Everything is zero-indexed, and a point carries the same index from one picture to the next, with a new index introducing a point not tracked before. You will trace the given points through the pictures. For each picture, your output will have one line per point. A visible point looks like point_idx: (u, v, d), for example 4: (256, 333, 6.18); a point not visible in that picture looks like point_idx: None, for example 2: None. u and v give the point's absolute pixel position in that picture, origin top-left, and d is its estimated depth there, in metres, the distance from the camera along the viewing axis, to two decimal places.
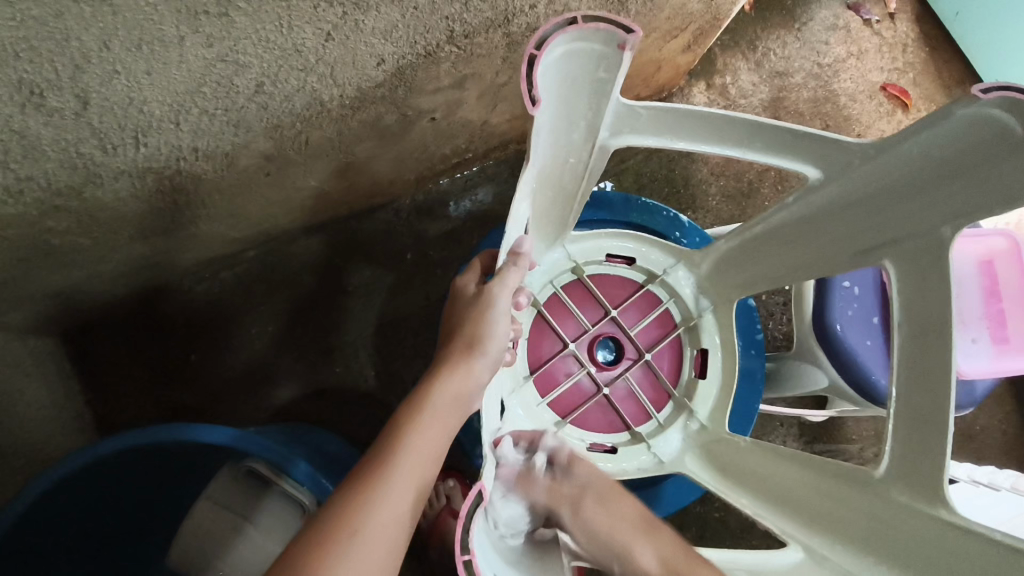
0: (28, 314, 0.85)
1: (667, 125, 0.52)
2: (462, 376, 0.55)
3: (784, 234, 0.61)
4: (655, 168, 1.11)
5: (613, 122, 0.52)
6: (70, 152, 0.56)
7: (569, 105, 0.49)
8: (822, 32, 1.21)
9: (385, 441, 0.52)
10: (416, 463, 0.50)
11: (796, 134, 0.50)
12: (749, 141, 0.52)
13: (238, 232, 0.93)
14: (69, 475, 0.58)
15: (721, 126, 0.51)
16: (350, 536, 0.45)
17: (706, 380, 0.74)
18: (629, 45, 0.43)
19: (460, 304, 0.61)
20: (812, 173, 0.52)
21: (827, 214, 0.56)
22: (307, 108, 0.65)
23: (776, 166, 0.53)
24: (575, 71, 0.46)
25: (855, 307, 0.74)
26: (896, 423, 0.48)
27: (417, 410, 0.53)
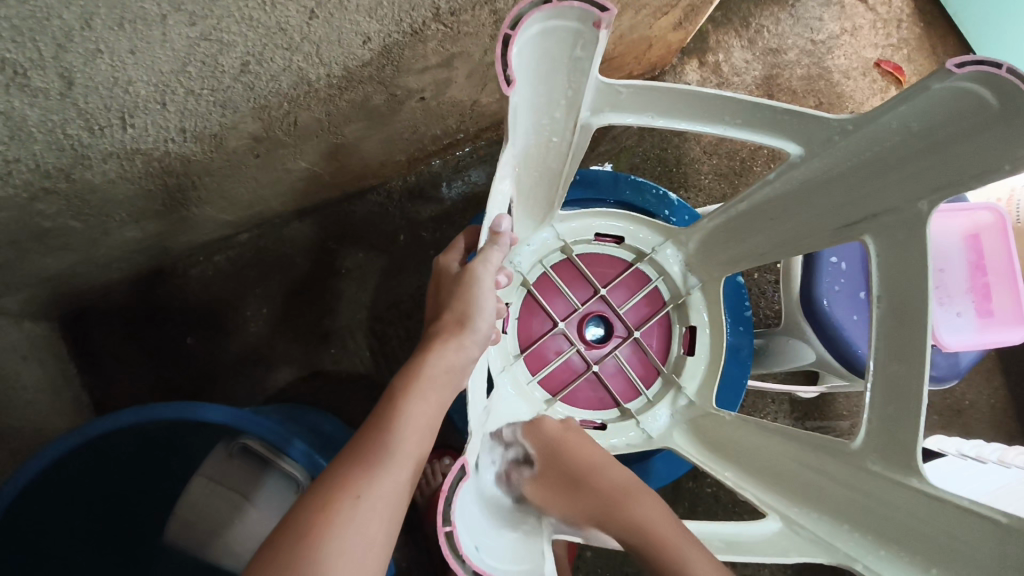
0: (23, 298, 0.86)
1: (647, 102, 0.52)
2: (454, 348, 0.56)
3: (769, 210, 0.62)
4: (647, 148, 1.11)
5: (593, 101, 0.51)
6: (57, 133, 0.56)
7: (548, 84, 0.49)
8: (816, 8, 1.20)
9: (381, 410, 0.53)
10: (413, 432, 0.51)
11: (779, 111, 0.50)
12: (731, 116, 0.52)
13: (231, 215, 0.93)
14: (59, 456, 0.59)
15: (702, 101, 0.51)
16: (353, 499, 0.46)
17: (694, 357, 0.75)
18: (604, 23, 0.42)
19: (449, 279, 0.61)
20: (794, 149, 0.53)
21: (810, 190, 0.56)
22: (293, 87, 0.65)
23: (758, 143, 0.53)
24: (552, 49, 0.45)
25: (842, 282, 0.74)
26: (873, 396, 0.49)
27: (410, 380, 0.54)
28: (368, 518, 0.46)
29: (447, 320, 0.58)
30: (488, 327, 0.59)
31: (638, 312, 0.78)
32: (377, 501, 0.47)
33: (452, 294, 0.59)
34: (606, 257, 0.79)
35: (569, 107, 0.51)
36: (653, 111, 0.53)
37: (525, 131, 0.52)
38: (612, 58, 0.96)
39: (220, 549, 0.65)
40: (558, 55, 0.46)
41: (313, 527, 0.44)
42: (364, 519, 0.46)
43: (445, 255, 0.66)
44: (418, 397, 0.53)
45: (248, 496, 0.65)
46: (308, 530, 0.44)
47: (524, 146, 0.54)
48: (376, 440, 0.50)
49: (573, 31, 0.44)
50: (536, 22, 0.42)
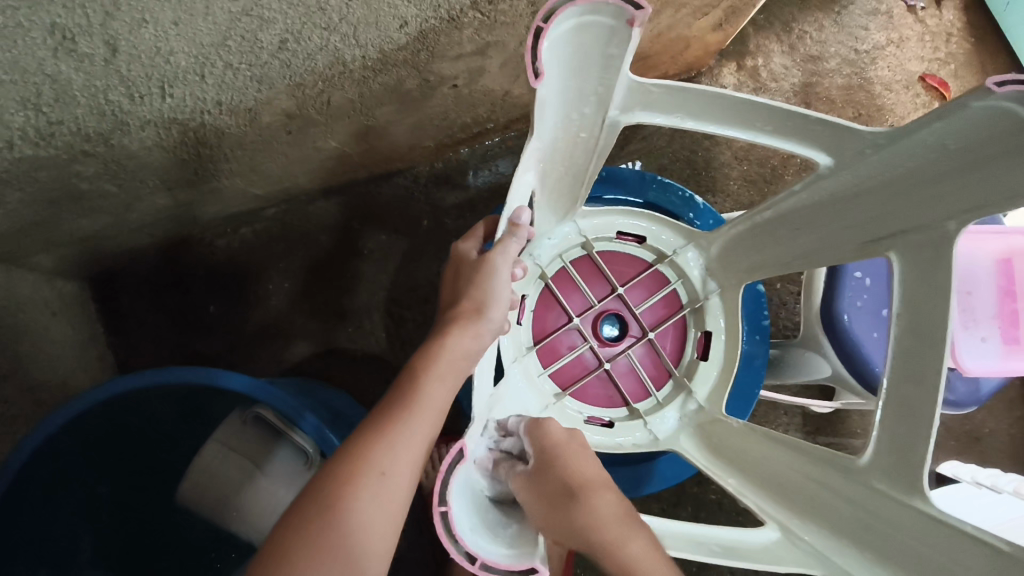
0: (57, 256, 0.89)
1: (676, 104, 0.52)
2: (469, 334, 0.57)
3: (795, 219, 0.61)
4: (677, 149, 1.10)
5: (623, 99, 0.51)
6: (99, 98, 0.57)
7: (579, 79, 0.49)
8: (861, 17, 1.18)
9: (395, 391, 0.54)
10: (427, 411, 0.52)
11: (811, 120, 0.50)
12: (763, 123, 0.52)
13: (260, 189, 0.95)
14: (85, 409, 0.62)
15: (734, 106, 0.51)
16: (378, 477, 0.48)
17: (707, 362, 0.75)
18: (639, 22, 0.42)
19: (467, 267, 0.62)
20: (823, 159, 0.52)
21: (837, 201, 0.55)
22: (328, 67, 0.66)
23: (787, 151, 0.53)
24: (584, 44, 0.45)
25: (865, 298, 0.73)
26: (884, 414, 0.48)
27: (425, 363, 0.55)
28: (381, 494, 0.47)
29: (465, 307, 0.59)
30: (503, 317, 0.60)
31: (655, 313, 0.78)
32: (390, 477, 0.48)
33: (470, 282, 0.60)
34: (626, 256, 0.79)
35: (598, 104, 0.51)
36: (682, 113, 0.53)
37: (553, 126, 0.52)
38: (648, 56, 0.96)
39: (230, 514, 0.67)
40: (590, 52, 0.46)
41: (330, 499, 0.46)
42: (377, 494, 0.47)
43: (464, 242, 0.66)
44: (432, 379, 0.54)
45: (259, 465, 0.67)
46: (326, 502, 0.46)
47: (552, 141, 0.54)
48: (390, 419, 0.51)
49: (607, 28, 0.44)
50: (570, 17, 0.43)
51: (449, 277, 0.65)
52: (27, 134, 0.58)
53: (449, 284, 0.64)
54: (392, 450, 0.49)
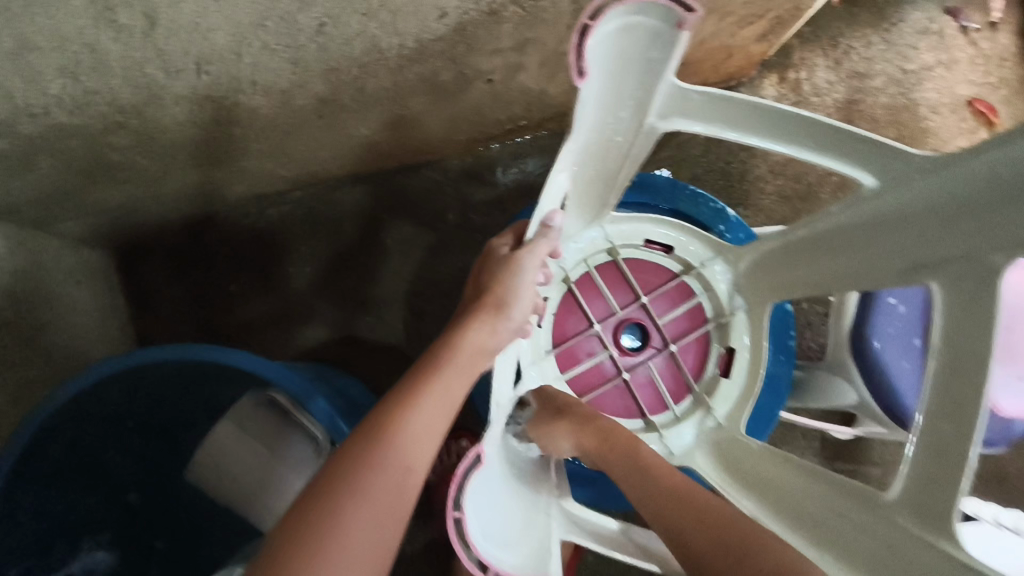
0: (85, 224, 0.90)
1: (715, 112, 0.53)
2: (489, 331, 0.57)
3: (832, 240, 0.59)
4: (711, 159, 1.08)
5: (663, 104, 0.52)
6: (135, 71, 0.58)
7: (621, 83, 0.48)
8: (912, 36, 1.14)
9: (408, 381, 0.53)
10: (441, 403, 0.52)
11: (858, 138, 0.50)
12: (805, 137, 0.52)
13: (289, 172, 0.95)
14: (103, 379, 0.62)
15: (775, 119, 0.52)
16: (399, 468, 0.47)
17: (729, 380, 0.73)
18: (686, 23, 0.43)
19: (494, 262, 0.61)
20: (864, 178, 0.52)
21: (879, 224, 0.53)
22: (365, 54, 0.66)
23: (827, 167, 0.53)
24: (628, 46, 0.46)
25: (897, 325, 0.71)
26: (919, 453, 0.46)
27: (439, 357, 0.54)
28: (393, 480, 0.46)
29: (489, 300, 0.58)
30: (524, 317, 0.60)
31: (678, 326, 0.76)
32: (401, 463, 0.47)
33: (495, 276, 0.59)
34: (652, 264, 0.76)
35: (637, 107, 0.51)
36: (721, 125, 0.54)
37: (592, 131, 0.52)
38: (689, 62, 0.94)
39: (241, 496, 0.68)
40: (632, 54, 0.46)
41: (341, 478, 0.45)
42: (388, 480, 0.46)
43: (498, 237, 0.65)
44: (449, 371, 0.53)
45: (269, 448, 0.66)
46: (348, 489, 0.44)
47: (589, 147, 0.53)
48: (403, 407, 0.50)
49: (654, 28, 0.44)
50: (616, 17, 0.43)
51: (473, 273, 0.64)
52: (63, 102, 0.58)
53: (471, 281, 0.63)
54: (406, 437, 0.48)
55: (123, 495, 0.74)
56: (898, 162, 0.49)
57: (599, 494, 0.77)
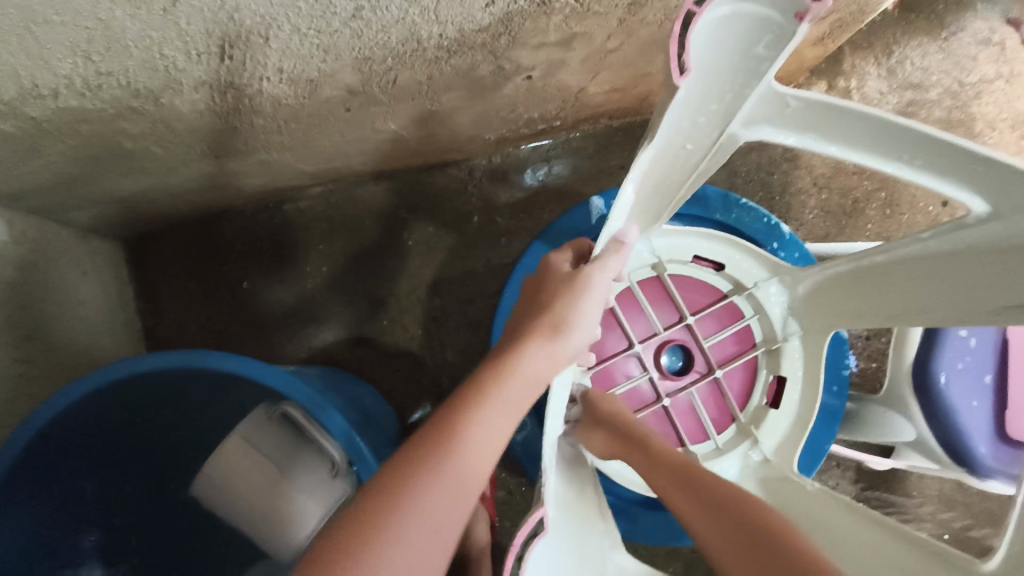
0: (94, 213, 0.85)
1: (811, 119, 0.48)
2: (548, 355, 0.53)
3: (916, 267, 0.53)
4: (753, 168, 1.01)
5: (752, 111, 0.47)
6: (153, 52, 0.53)
7: (715, 80, 0.43)
8: (972, 46, 1.07)
9: (459, 403, 0.50)
10: (493, 426, 0.49)
11: (979, 157, 0.44)
12: (912, 152, 0.47)
13: (309, 166, 0.90)
14: (105, 386, 0.57)
15: (883, 131, 0.46)
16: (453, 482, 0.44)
17: (778, 412, 0.69)
18: (811, 15, 0.35)
19: (556, 281, 0.57)
20: (975, 203, 0.46)
21: (978, 254, 0.48)
22: (402, 43, 0.60)
23: (932, 189, 0.48)
24: (733, 37, 0.39)
25: (967, 360, 0.67)
26: (1023, 519, 0.42)
27: (494, 379, 0.51)
28: (444, 510, 0.42)
29: (549, 321, 0.54)
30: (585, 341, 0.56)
31: (723, 349, 0.72)
32: (456, 492, 0.44)
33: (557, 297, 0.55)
34: (699, 283, 0.72)
35: (723, 109, 0.46)
36: (816, 131, 0.49)
37: (669, 137, 0.46)
38: None
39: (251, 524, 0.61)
40: (736, 49, 0.40)
41: (397, 499, 0.41)
42: (440, 507, 0.42)
43: (556, 253, 0.61)
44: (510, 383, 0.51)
45: (282, 468, 0.61)
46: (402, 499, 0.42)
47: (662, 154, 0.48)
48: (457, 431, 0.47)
49: (769, 19, 0.37)
50: (727, 1, 0.36)
51: (528, 295, 0.60)
52: (74, 84, 0.54)
53: (526, 301, 0.59)
54: (463, 463, 0.45)
55: (121, 511, 0.69)
56: (1018, 186, 0.43)
57: (630, 525, 0.72)
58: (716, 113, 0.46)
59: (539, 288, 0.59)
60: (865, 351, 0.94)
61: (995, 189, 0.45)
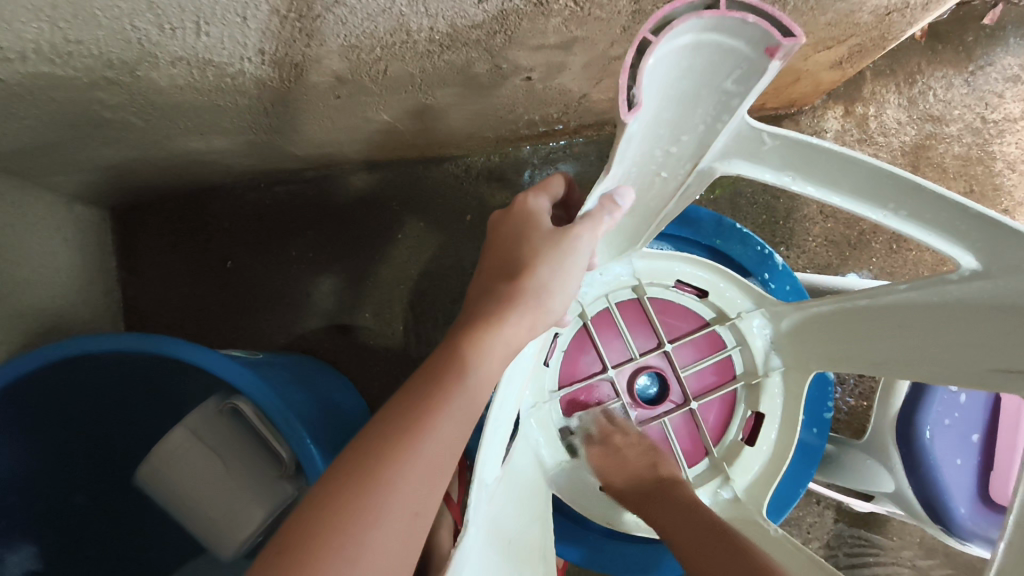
0: (77, 180, 0.83)
1: (791, 157, 0.46)
2: (525, 323, 0.47)
3: (902, 317, 0.51)
4: (757, 191, 0.98)
5: (726, 145, 0.45)
6: (124, 23, 0.50)
7: (684, 112, 0.41)
8: (999, 82, 1.03)
9: (423, 379, 0.43)
10: (462, 410, 0.42)
11: (969, 213, 0.42)
12: (899, 203, 0.45)
13: (298, 151, 0.87)
14: (57, 363, 0.57)
15: (865, 173, 0.45)
16: (411, 455, 0.39)
17: (753, 449, 0.66)
18: (783, 51, 0.35)
19: (535, 234, 0.48)
20: (966, 260, 0.45)
21: (968, 310, 0.46)
22: (390, 34, 0.58)
23: (915, 239, 0.46)
24: (700, 69, 0.38)
25: (955, 417, 0.64)
26: None
27: (460, 352, 0.44)
28: (402, 517, 0.38)
29: (527, 289, 0.47)
30: (562, 309, 0.50)
31: (702, 379, 0.69)
32: (417, 488, 0.39)
33: (531, 258, 0.47)
34: (681, 308, 0.69)
35: (694, 143, 0.44)
36: (795, 171, 0.47)
37: (638, 164, 0.45)
38: None
39: (196, 521, 0.61)
40: (704, 84, 0.39)
41: (365, 480, 0.38)
42: (398, 515, 0.37)
43: (533, 197, 0.52)
44: (486, 346, 0.45)
45: (228, 466, 0.61)
46: (359, 482, 0.37)
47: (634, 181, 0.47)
48: (416, 419, 0.40)
49: (737, 51, 0.36)
50: (691, 31, 0.35)
51: (498, 231, 0.51)
52: (41, 49, 0.51)
53: (495, 242, 0.51)
54: (434, 443, 0.40)
55: (70, 490, 0.68)
56: (1010, 245, 0.42)
57: (593, 555, 0.69)
58: (687, 145, 0.44)
59: (515, 232, 0.49)
60: (857, 388, 0.91)
61: (981, 244, 0.43)
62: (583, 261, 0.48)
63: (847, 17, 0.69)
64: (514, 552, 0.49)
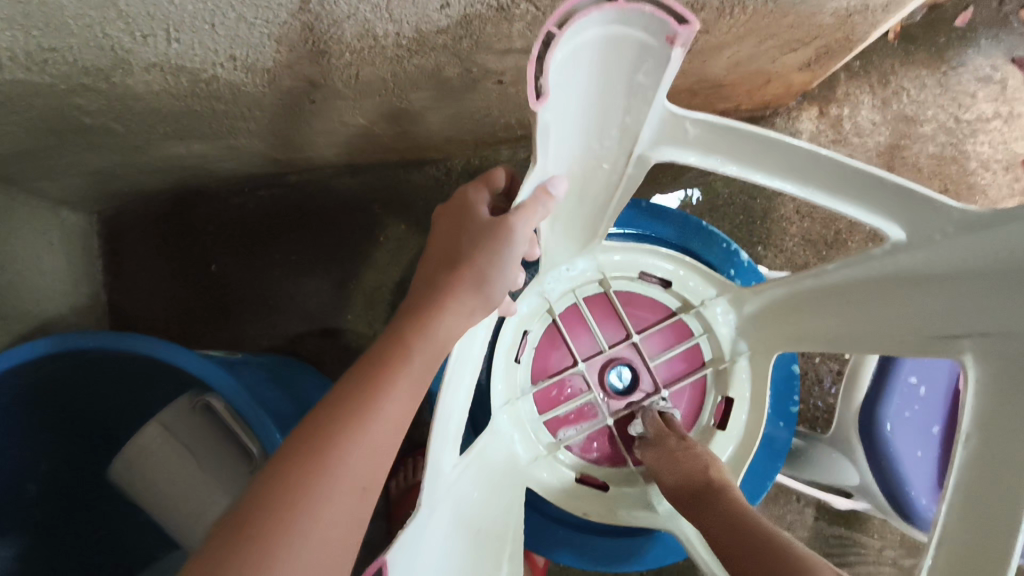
0: (64, 187, 0.85)
1: (717, 142, 0.48)
2: (469, 310, 0.48)
3: (845, 293, 0.53)
4: (735, 192, 0.99)
5: (655, 133, 0.47)
6: (95, 30, 0.52)
7: (601, 99, 0.43)
8: (972, 82, 1.05)
9: (368, 365, 0.45)
10: (409, 392, 0.44)
11: (888, 184, 0.45)
12: (821, 182, 0.48)
13: (279, 156, 0.89)
14: (36, 359, 0.59)
15: (790, 152, 0.47)
16: (355, 437, 0.40)
17: (724, 434, 0.67)
18: (680, 40, 0.37)
19: (476, 226, 0.50)
20: (894, 233, 0.48)
21: (903, 279, 0.48)
22: (357, 40, 0.59)
23: (845, 214, 0.49)
24: (612, 62, 0.40)
25: (915, 409, 0.66)
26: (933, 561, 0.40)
27: (404, 340, 0.46)
28: (350, 494, 0.39)
29: (468, 276, 0.48)
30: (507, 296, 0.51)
31: (671, 368, 0.70)
32: (362, 470, 0.40)
33: (478, 249, 0.48)
34: (647, 299, 0.71)
35: (623, 134, 0.46)
36: (722, 155, 0.49)
37: (566, 153, 0.47)
38: (722, 84, 0.87)
39: (170, 512, 0.63)
40: (615, 72, 0.41)
41: (311, 464, 0.39)
42: (346, 494, 0.39)
43: (473, 189, 0.53)
44: (433, 335, 0.46)
45: (200, 459, 0.62)
46: (304, 460, 0.39)
47: (565, 168, 0.48)
48: (364, 402, 0.42)
49: (643, 44, 0.38)
50: (593, 24, 0.37)
51: (443, 225, 0.53)
52: (16, 56, 0.53)
53: (440, 235, 0.52)
54: (377, 425, 0.41)
55: (53, 486, 0.70)
56: (928, 212, 0.45)
57: (571, 548, 0.70)
58: (619, 136, 0.46)
59: (458, 226, 0.51)
60: (834, 386, 0.92)
61: (907, 216, 0.46)
62: (527, 247, 0.50)
63: (808, 19, 0.70)
64: (472, 536, 0.50)
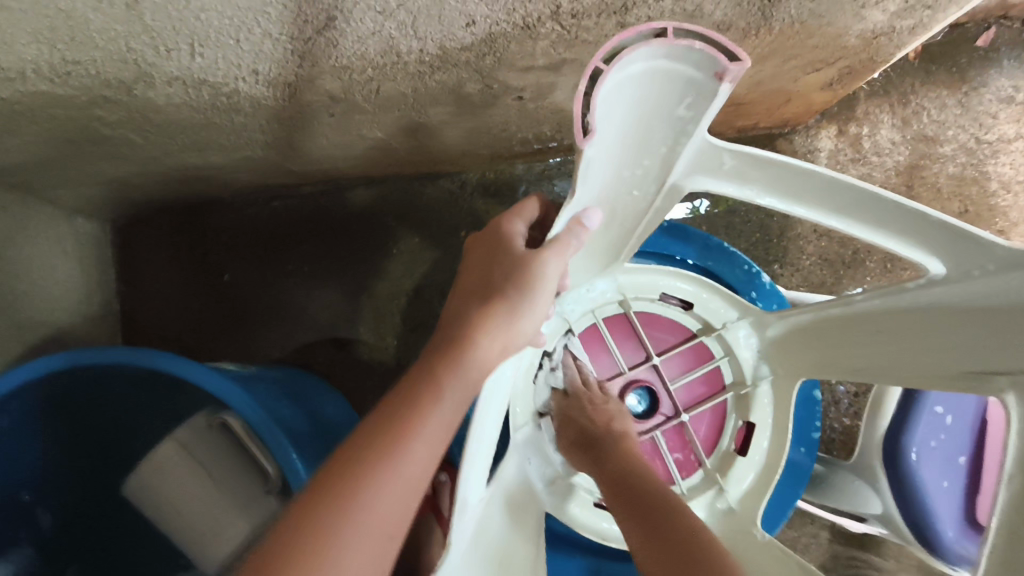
0: (79, 195, 0.85)
1: (752, 173, 0.48)
2: (498, 342, 0.47)
3: (875, 322, 0.52)
4: (752, 209, 0.98)
5: (691, 163, 0.47)
6: (119, 43, 0.52)
7: (640, 129, 0.43)
8: (993, 103, 1.03)
9: (396, 401, 0.44)
10: (435, 434, 0.43)
11: (929, 220, 0.44)
12: (858, 215, 0.48)
13: (295, 167, 0.88)
14: (49, 373, 0.59)
15: (825, 183, 0.47)
16: (383, 480, 0.40)
17: (745, 460, 0.66)
18: (730, 76, 0.37)
19: (506, 255, 0.49)
20: (933, 267, 0.47)
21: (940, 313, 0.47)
22: (380, 56, 0.59)
23: (883, 247, 0.48)
24: (656, 95, 0.40)
25: (941, 439, 0.65)
26: None
27: (434, 374, 0.45)
28: (375, 538, 0.39)
29: (498, 307, 0.48)
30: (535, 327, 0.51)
31: (692, 391, 0.69)
32: (389, 513, 0.40)
33: (508, 278, 0.48)
34: (668, 321, 0.70)
35: (658, 163, 0.46)
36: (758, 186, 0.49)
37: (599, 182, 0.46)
38: (742, 103, 0.86)
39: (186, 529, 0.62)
40: (657, 104, 0.41)
41: (336, 508, 0.38)
42: (370, 539, 0.39)
43: (508, 220, 0.52)
44: (463, 369, 0.45)
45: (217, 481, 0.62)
46: (328, 506, 0.39)
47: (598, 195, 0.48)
48: (390, 444, 0.41)
49: (689, 78, 0.38)
50: (641, 58, 0.37)
51: (475, 252, 0.52)
52: (40, 69, 0.53)
53: (471, 262, 0.52)
54: (404, 467, 0.41)
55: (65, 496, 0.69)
56: (970, 247, 0.44)
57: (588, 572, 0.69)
58: (653, 165, 0.46)
59: (489, 254, 0.51)
60: (851, 408, 0.91)
61: (948, 252, 0.45)
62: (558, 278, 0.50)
63: (833, 40, 0.70)
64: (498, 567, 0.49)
